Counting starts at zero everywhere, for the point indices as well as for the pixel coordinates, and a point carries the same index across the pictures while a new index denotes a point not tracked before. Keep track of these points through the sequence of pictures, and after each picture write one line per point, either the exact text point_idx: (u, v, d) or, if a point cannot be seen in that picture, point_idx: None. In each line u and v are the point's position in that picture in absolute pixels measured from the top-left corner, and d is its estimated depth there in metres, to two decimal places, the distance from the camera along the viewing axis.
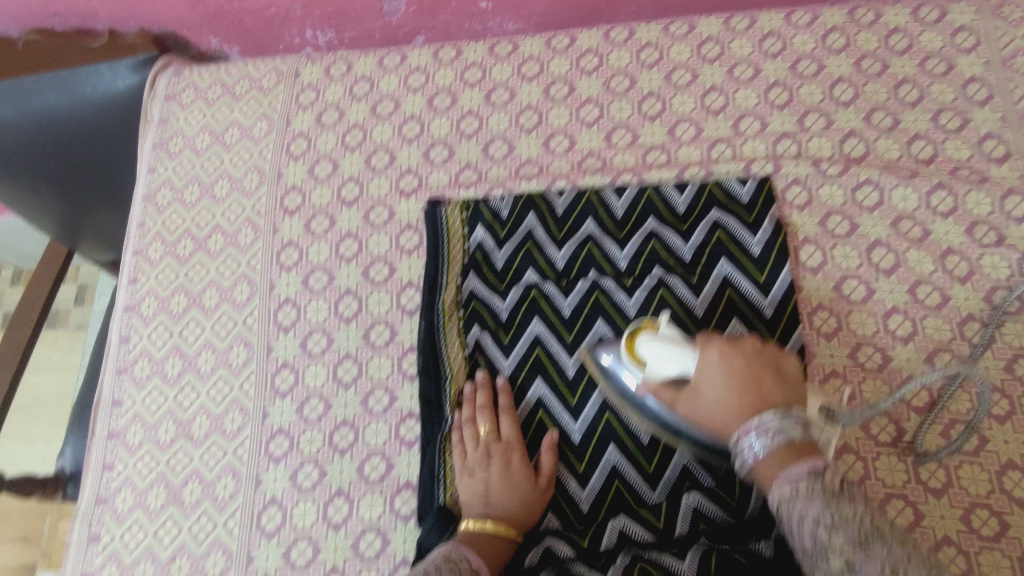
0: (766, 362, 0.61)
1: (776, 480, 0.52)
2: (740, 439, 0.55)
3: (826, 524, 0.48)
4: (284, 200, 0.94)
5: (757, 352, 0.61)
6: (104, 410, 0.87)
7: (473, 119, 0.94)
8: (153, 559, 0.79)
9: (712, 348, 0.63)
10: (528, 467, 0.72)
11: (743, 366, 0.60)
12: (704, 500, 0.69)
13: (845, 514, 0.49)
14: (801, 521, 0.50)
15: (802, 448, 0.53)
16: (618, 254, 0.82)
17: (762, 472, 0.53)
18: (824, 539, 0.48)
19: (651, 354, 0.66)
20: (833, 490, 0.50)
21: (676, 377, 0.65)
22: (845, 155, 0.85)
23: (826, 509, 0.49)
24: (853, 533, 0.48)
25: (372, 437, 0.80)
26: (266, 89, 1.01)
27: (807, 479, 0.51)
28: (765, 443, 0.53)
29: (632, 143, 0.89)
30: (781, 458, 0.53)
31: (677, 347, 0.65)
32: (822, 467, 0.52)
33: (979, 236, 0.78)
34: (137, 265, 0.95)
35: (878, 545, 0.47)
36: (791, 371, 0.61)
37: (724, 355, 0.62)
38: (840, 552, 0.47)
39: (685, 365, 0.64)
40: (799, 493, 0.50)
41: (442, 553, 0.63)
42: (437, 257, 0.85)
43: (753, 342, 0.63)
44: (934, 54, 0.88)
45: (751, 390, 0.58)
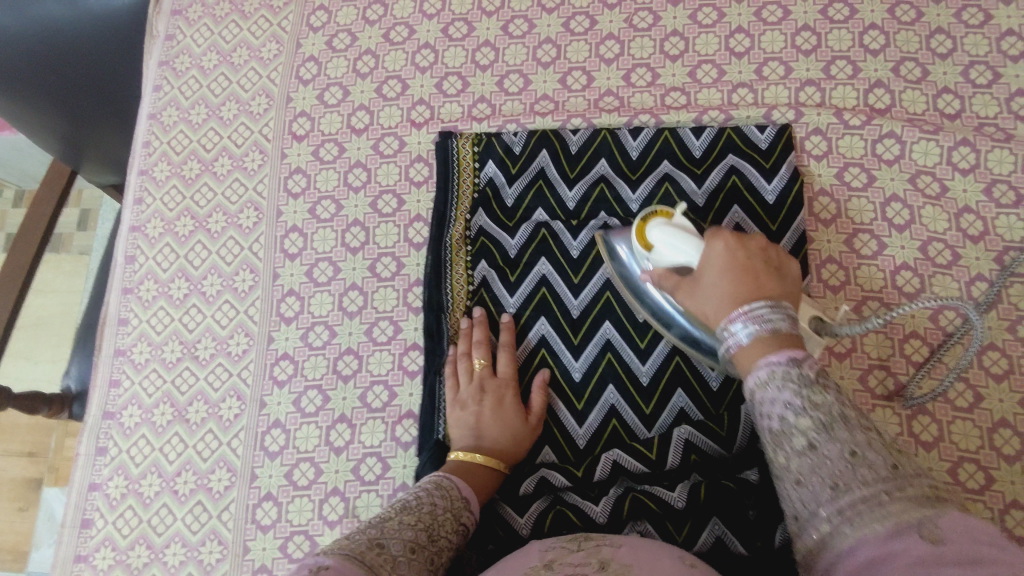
0: (767, 260, 0.59)
1: (755, 364, 0.51)
2: (725, 326, 0.55)
3: (796, 408, 0.48)
4: (292, 125, 0.92)
5: (761, 251, 0.60)
6: (110, 328, 0.88)
7: (489, 50, 0.91)
8: (160, 473, 0.81)
9: (718, 241, 0.60)
10: (520, 405, 0.73)
11: (744, 259, 0.59)
12: (695, 432, 0.70)
13: (815, 399, 0.48)
14: (772, 404, 0.49)
15: (786, 337, 0.52)
16: (630, 196, 0.81)
17: (742, 355, 0.53)
18: (791, 421, 0.48)
19: (659, 240, 0.64)
20: (809, 377, 0.49)
21: (682, 266, 0.63)
22: (869, 106, 0.82)
23: (797, 393, 0.48)
24: (820, 418, 0.47)
25: (376, 366, 0.81)
26: (277, 9, 0.98)
27: (785, 364, 0.50)
28: (750, 329, 0.53)
29: (652, 82, 0.87)
30: (763, 343, 0.52)
31: (689, 236, 0.63)
32: (803, 356, 0.50)
33: (997, 195, 0.77)
34: (142, 185, 0.94)
35: (842, 428, 0.46)
36: (790, 274, 0.60)
37: (730, 248, 0.60)
38: (804, 432, 0.47)
39: (692, 254, 0.62)
40: (773, 378, 0.49)
41: (434, 479, 0.64)
42: (447, 191, 0.84)
43: (758, 240, 0.61)
44: (972, 4, 0.84)
45: (752, 283, 0.57)
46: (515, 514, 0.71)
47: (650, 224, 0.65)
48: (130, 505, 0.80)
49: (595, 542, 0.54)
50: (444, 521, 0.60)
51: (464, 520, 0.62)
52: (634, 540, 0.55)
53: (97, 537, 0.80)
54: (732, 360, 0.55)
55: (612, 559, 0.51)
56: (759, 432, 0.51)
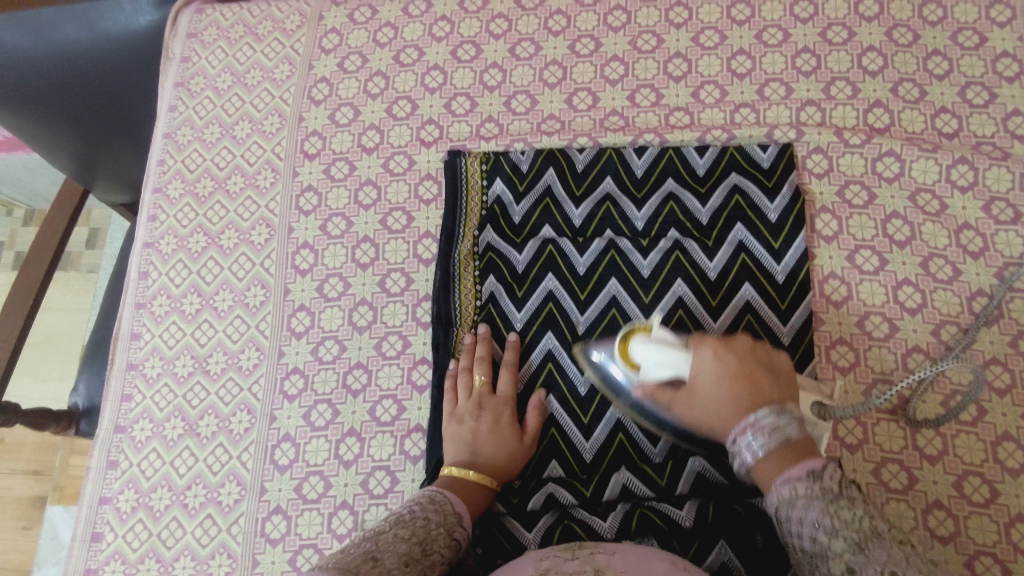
0: (759, 361, 0.62)
1: (775, 482, 0.54)
2: (737, 438, 0.58)
3: (826, 528, 0.50)
4: (304, 144, 0.94)
5: (749, 351, 0.62)
6: (123, 342, 0.90)
7: (496, 72, 0.94)
8: (170, 486, 0.82)
9: (705, 347, 0.63)
10: (515, 424, 0.75)
11: (740, 365, 0.61)
12: (707, 465, 0.71)
13: (842, 517, 0.50)
14: (800, 525, 0.52)
15: (798, 443, 0.56)
16: (635, 215, 0.82)
17: (760, 471, 0.56)
18: (825, 543, 0.50)
19: (643, 358, 0.64)
20: (830, 491, 0.52)
21: (672, 379, 0.64)
22: (869, 125, 0.84)
23: (824, 512, 0.51)
24: (851, 538, 0.49)
25: (385, 381, 0.82)
26: (289, 31, 1.01)
27: (802, 481, 0.53)
28: (762, 442, 0.56)
29: (656, 102, 0.89)
30: (778, 455, 0.55)
31: (672, 350, 0.63)
32: (820, 466, 0.54)
33: (996, 212, 0.78)
34: (156, 203, 0.96)
35: (875, 545, 0.48)
36: (781, 369, 0.63)
37: (719, 355, 0.62)
38: (838, 553, 0.49)
39: (679, 368, 0.63)
40: (798, 500, 0.52)
41: (429, 493, 0.65)
42: (455, 208, 0.86)
43: (745, 340, 0.64)
44: (967, 26, 0.87)
45: (751, 391, 0.59)
46: (521, 528, 0.71)
47: (632, 341, 0.66)
48: (140, 519, 0.81)
49: (589, 550, 0.56)
50: (437, 535, 0.61)
51: (456, 535, 0.63)
52: (627, 550, 0.56)
53: (106, 550, 0.80)
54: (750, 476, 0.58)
55: (604, 568, 0.52)
56: (797, 555, 0.53)
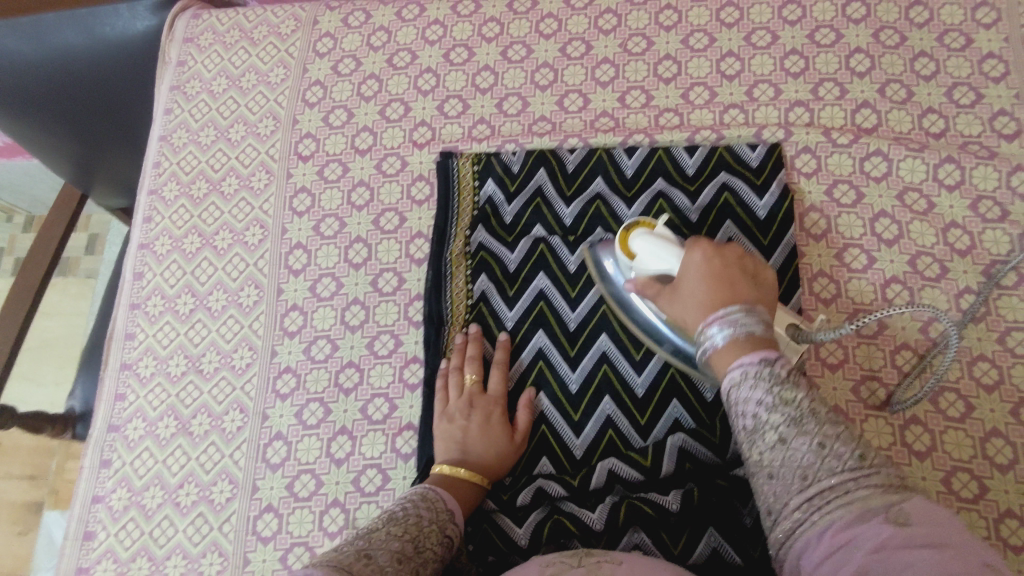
0: (744, 267, 0.58)
1: (728, 367, 0.51)
2: (703, 329, 0.54)
3: (767, 405, 0.48)
4: (298, 146, 0.95)
5: (738, 259, 0.59)
6: (118, 342, 0.90)
7: (488, 75, 0.95)
8: (162, 485, 0.82)
9: (697, 250, 0.60)
10: (505, 421, 0.75)
11: (722, 268, 0.58)
12: (689, 439, 0.71)
13: (785, 396, 0.48)
14: (744, 402, 0.49)
15: (762, 340, 0.52)
16: (625, 213, 0.83)
17: (718, 359, 0.53)
18: (763, 420, 0.48)
19: (641, 250, 0.65)
20: (781, 376, 0.49)
21: (662, 273, 0.63)
22: (857, 126, 0.85)
23: (769, 392, 0.48)
24: (790, 413, 0.47)
25: (377, 379, 0.82)
26: (284, 35, 1.02)
27: (757, 367, 0.49)
28: (727, 334, 0.52)
29: (646, 104, 0.90)
30: (739, 346, 0.52)
31: (669, 245, 0.63)
32: (776, 356, 0.50)
33: (983, 211, 0.79)
34: (151, 205, 0.97)
35: (812, 422, 0.46)
36: (767, 281, 0.59)
37: (707, 257, 0.59)
38: (775, 428, 0.47)
39: (670, 263, 0.63)
40: (747, 379, 0.49)
41: (420, 491, 0.66)
42: (448, 208, 0.87)
43: (736, 249, 0.60)
44: (953, 28, 0.88)
45: (728, 293, 0.56)
46: (513, 524, 0.71)
47: (634, 234, 0.66)
48: (132, 518, 0.81)
49: (595, 558, 0.55)
50: (430, 532, 0.61)
51: (449, 532, 0.63)
52: (632, 558, 0.55)
53: (99, 549, 0.80)
54: (706, 362, 0.55)
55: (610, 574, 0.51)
56: (732, 428, 0.51)
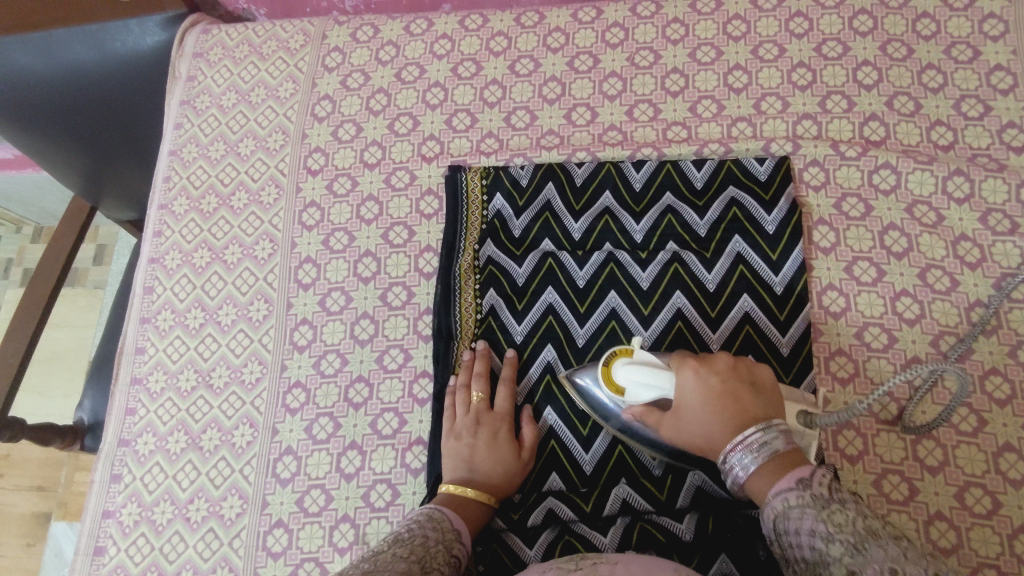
0: (740, 377, 0.61)
1: (770, 496, 0.53)
2: (726, 458, 0.57)
3: (822, 534, 0.48)
4: (307, 160, 0.96)
5: (731, 368, 0.61)
6: (128, 356, 0.91)
7: (496, 89, 0.95)
8: (172, 500, 0.82)
9: (686, 368, 0.62)
10: (513, 439, 0.75)
11: (721, 385, 0.60)
12: (707, 478, 0.71)
13: (837, 522, 0.48)
14: (796, 534, 0.50)
15: (788, 458, 0.55)
16: (634, 228, 0.83)
17: (755, 487, 0.55)
18: (823, 550, 0.48)
19: (628, 382, 0.64)
20: (821, 497, 0.51)
21: (657, 401, 0.63)
22: (865, 138, 0.85)
23: (818, 519, 0.49)
24: (849, 540, 0.47)
25: (386, 394, 0.82)
26: (293, 50, 1.02)
27: (795, 493, 0.52)
28: (756, 461, 0.55)
29: (654, 117, 0.90)
30: (771, 472, 0.54)
31: (656, 370, 0.63)
32: (809, 475, 0.53)
33: (992, 223, 0.79)
34: (161, 219, 0.97)
35: (874, 546, 0.46)
36: (764, 381, 0.62)
37: (700, 374, 0.61)
38: (840, 561, 0.46)
39: (664, 389, 0.62)
40: (791, 509, 0.51)
41: (426, 512, 0.66)
42: (456, 222, 0.87)
43: (725, 359, 0.62)
44: (961, 40, 0.88)
45: (737, 412, 0.58)
46: (523, 545, 0.72)
47: (615, 367, 0.66)
48: (142, 532, 0.81)
49: (592, 561, 0.55)
50: (437, 552, 0.61)
51: (456, 551, 0.63)
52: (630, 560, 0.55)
53: (109, 564, 0.81)
54: (744, 491, 0.57)
55: None
56: (794, 564, 0.51)
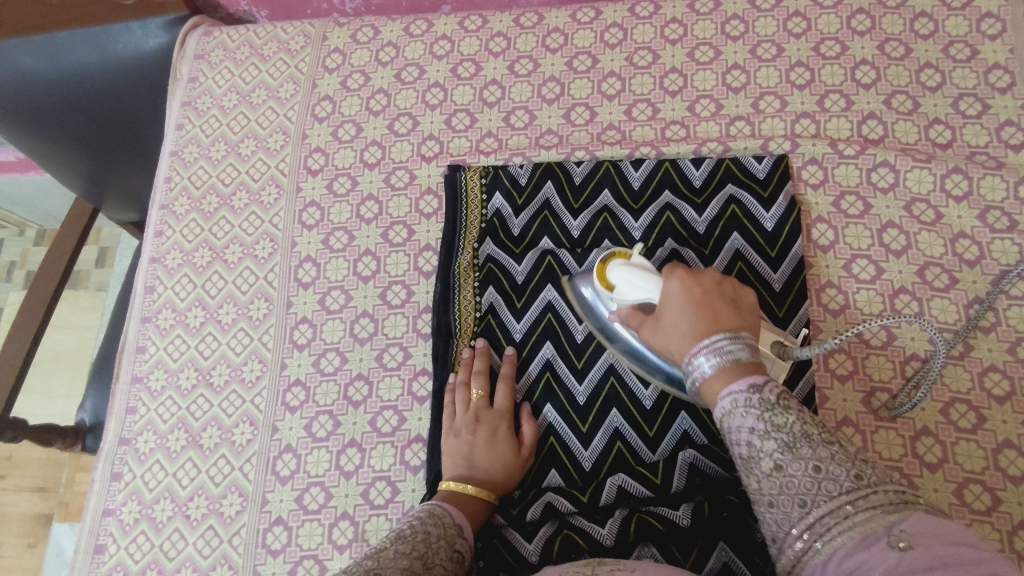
0: (722, 293, 0.62)
1: (720, 396, 0.55)
2: (689, 360, 0.58)
3: (761, 433, 0.51)
4: (307, 160, 0.96)
5: (715, 284, 0.63)
6: (129, 356, 0.91)
7: (496, 89, 0.96)
8: (172, 498, 0.82)
9: (675, 278, 0.63)
10: (512, 435, 0.75)
11: (701, 295, 0.61)
12: (700, 456, 0.72)
13: (777, 423, 0.51)
14: (738, 431, 0.53)
15: (747, 367, 0.56)
16: (633, 225, 0.83)
17: (709, 389, 0.56)
18: (758, 446, 0.51)
19: (619, 280, 0.66)
20: (769, 402, 0.52)
21: (643, 302, 0.66)
22: (863, 137, 0.85)
23: (761, 419, 0.52)
24: (784, 439, 0.51)
25: (386, 392, 0.82)
26: (294, 51, 1.03)
27: (745, 395, 0.53)
28: (714, 363, 0.56)
29: (652, 116, 0.90)
30: (727, 376, 0.55)
31: (648, 275, 0.65)
32: (763, 383, 0.54)
33: (991, 221, 0.79)
34: (163, 219, 0.98)
35: (805, 447, 0.50)
36: (745, 304, 0.63)
37: (686, 285, 0.62)
38: (770, 455, 0.51)
39: (652, 290, 0.64)
40: (738, 408, 0.53)
41: (427, 508, 0.66)
42: (455, 221, 0.87)
43: (712, 274, 0.64)
44: (959, 39, 0.88)
45: (710, 321, 0.60)
46: (523, 539, 0.72)
47: (611, 266, 0.67)
48: (142, 530, 0.81)
49: (609, 566, 0.53)
50: (438, 548, 0.61)
51: (457, 547, 0.63)
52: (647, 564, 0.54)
53: (109, 562, 0.81)
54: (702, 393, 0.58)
55: None
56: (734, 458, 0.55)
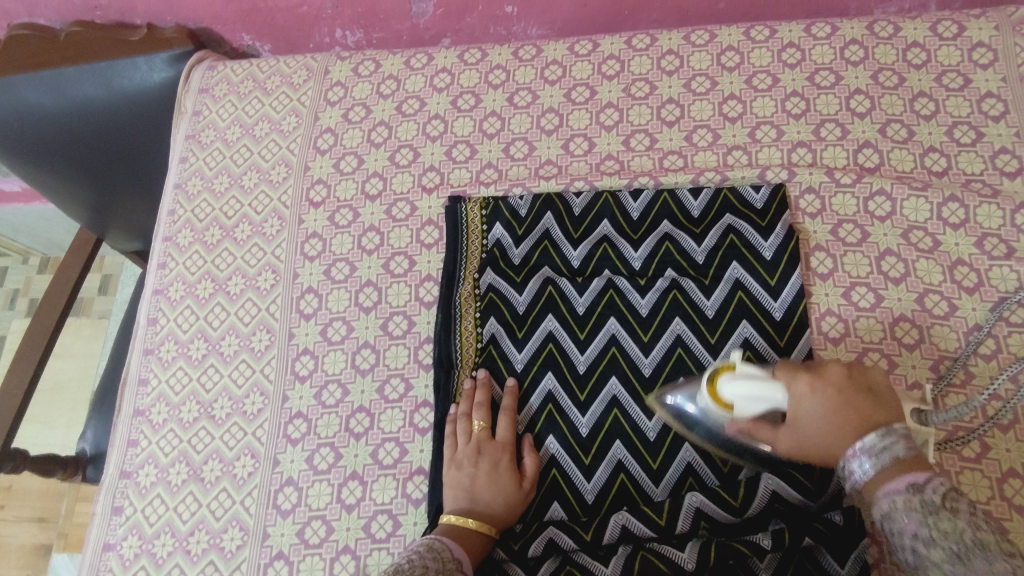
0: (856, 387, 0.60)
1: (880, 498, 0.55)
2: (845, 462, 0.58)
3: (926, 538, 0.51)
4: (309, 192, 0.97)
5: (846, 378, 0.60)
6: (131, 388, 0.91)
7: (495, 120, 0.97)
8: (173, 532, 0.82)
9: (801, 380, 0.61)
10: (514, 468, 0.74)
11: (836, 395, 0.59)
12: (706, 500, 0.70)
13: (944, 529, 0.51)
14: (901, 536, 0.53)
15: (907, 463, 0.55)
16: (632, 255, 0.84)
17: (869, 489, 0.56)
18: (925, 553, 0.51)
19: (739, 398, 0.61)
20: (934, 504, 0.52)
21: (769, 412, 0.61)
22: (859, 165, 0.86)
23: (925, 523, 0.52)
24: (954, 548, 0.50)
25: (388, 424, 0.82)
26: (297, 85, 1.05)
27: (907, 496, 0.53)
28: (871, 463, 0.56)
29: (650, 146, 0.92)
30: (887, 474, 0.55)
31: (768, 386, 0.61)
32: (926, 480, 0.54)
33: (989, 248, 0.79)
34: (166, 251, 0.98)
35: (979, 558, 0.49)
36: (880, 390, 0.61)
37: (815, 386, 0.60)
38: (938, 564, 0.51)
39: (775, 400, 0.60)
40: (900, 509, 0.53)
41: (426, 542, 0.66)
42: (456, 252, 0.88)
43: (839, 368, 0.61)
44: (951, 69, 0.89)
45: (855, 419, 0.58)
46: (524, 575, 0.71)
47: (721, 382, 0.63)
48: (142, 566, 0.81)
49: None
50: None
51: None
52: None
53: None
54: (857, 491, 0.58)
55: None
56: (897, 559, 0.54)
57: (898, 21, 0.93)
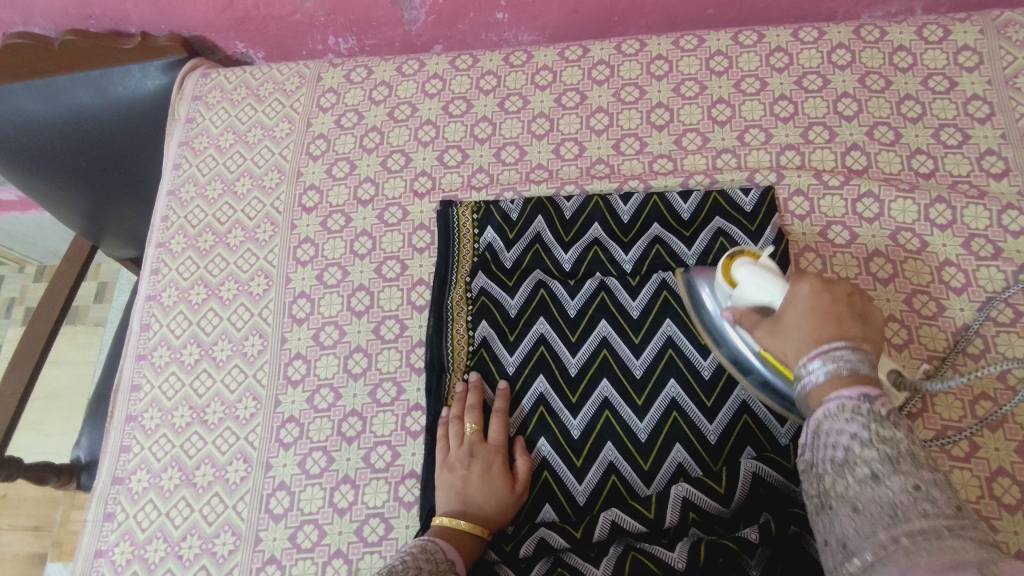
0: (852, 304, 0.59)
1: (828, 399, 0.53)
2: (804, 362, 0.56)
3: (863, 440, 0.49)
4: (302, 197, 0.98)
5: (848, 295, 0.59)
6: (124, 394, 0.91)
7: (486, 125, 0.98)
8: (165, 538, 0.82)
9: (803, 284, 0.61)
10: (506, 470, 0.75)
11: (829, 301, 0.59)
12: (693, 490, 0.70)
13: (883, 435, 0.49)
14: (836, 435, 0.51)
15: (865, 378, 0.53)
16: (623, 258, 0.85)
17: (819, 392, 0.55)
18: (856, 452, 0.49)
19: (743, 280, 0.67)
20: (880, 413, 0.50)
21: (763, 305, 0.66)
22: (847, 167, 0.87)
23: (865, 426, 0.50)
24: (887, 451, 0.48)
25: (380, 427, 0.82)
26: (289, 92, 1.05)
27: (855, 400, 0.51)
28: (829, 367, 0.54)
29: (640, 150, 0.92)
30: (842, 381, 0.54)
31: (772, 280, 0.66)
32: (877, 395, 0.52)
33: (976, 249, 0.80)
34: (159, 257, 0.99)
35: (908, 463, 0.47)
36: (874, 319, 0.60)
37: (814, 291, 0.60)
38: (868, 463, 0.48)
39: (772, 294, 0.65)
40: (844, 411, 0.51)
41: (419, 544, 0.66)
42: (448, 256, 0.89)
43: (846, 285, 0.60)
44: (937, 72, 0.90)
45: (833, 325, 0.57)
46: None
47: (737, 263, 0.69)
48: (134, 572, 0.81)
49: None
50: None
51: None
52: None
53: None
54: (807, 397, 0.56)
55: None
56: (821, 464, 0.52)
57: (885, 25, 0.94)
